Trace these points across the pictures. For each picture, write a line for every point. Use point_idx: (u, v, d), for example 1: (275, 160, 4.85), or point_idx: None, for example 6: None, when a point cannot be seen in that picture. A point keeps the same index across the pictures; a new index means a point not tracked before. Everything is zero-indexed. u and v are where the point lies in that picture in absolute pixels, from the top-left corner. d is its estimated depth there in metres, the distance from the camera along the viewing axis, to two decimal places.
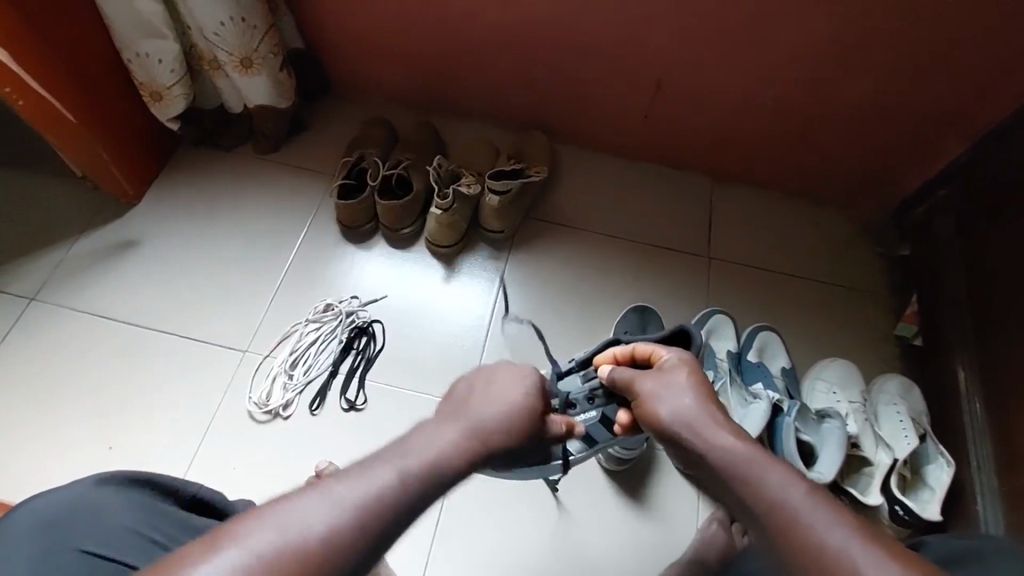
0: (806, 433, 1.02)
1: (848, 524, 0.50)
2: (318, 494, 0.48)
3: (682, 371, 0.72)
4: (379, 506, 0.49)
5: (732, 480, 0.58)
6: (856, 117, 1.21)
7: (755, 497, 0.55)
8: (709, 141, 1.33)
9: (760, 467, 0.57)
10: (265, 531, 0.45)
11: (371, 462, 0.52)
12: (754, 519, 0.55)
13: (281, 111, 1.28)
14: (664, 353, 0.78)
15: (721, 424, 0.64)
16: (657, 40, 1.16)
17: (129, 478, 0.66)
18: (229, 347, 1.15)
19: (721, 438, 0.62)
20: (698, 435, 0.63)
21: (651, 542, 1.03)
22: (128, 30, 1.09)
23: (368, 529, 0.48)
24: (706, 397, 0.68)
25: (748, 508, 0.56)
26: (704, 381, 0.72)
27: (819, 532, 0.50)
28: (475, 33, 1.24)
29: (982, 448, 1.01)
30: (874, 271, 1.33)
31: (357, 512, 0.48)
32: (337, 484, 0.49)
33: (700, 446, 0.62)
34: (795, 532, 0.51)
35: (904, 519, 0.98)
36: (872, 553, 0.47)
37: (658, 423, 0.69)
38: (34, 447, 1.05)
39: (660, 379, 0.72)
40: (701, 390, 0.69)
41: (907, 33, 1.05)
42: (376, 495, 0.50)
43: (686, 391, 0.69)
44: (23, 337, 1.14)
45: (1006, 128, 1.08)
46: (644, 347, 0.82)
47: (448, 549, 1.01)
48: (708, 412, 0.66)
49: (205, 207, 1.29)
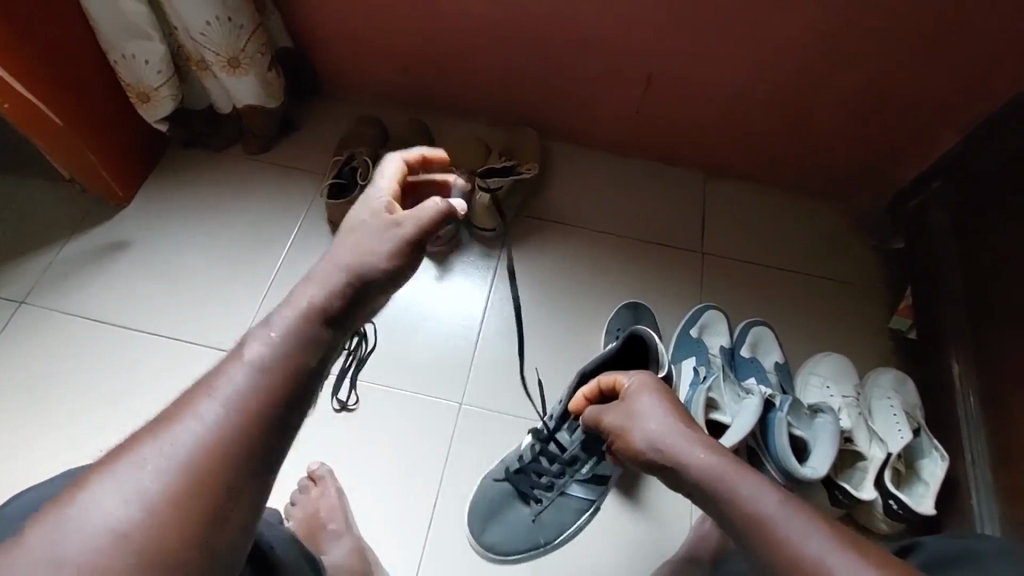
0: (799, 428, 1.01)
1: (823, 531, 0.51)
2: (209, 392, 0.48)
3: (644, 391, 0.72)
4: (254, 394, 0.49)
5: (710, 496, 0.58)
6: (849, 109, 1.20)
7: (733, 511, 0.56)
8: (701, 136, 1.32)
9: (734, 478, 0.57)
10: (157, 443, 0.46)
11: (223, 364, 0.50)
12: (735, 534, 0.56)
13: (270, 111, 1.28)
14: (627, 377, 0.77)
15: (693, 439, 0.63)
16: (647, 34, 1.16)
17: (117, 469, 0.66)
18: (219, 348, 1.15)
19: (696, 456, 0.61)
20: (677, 459, 0.62)
21: (643, 543, 1.02)
22: (113, 31, 1.08)
23: (251, 413, 0.48)
24: (674, 414, 0.68)
25: (727, 521, 0.57)
26: (668, 396, 0.71)
27: (797, 542, 0.51)
28: (464, 30, 1.23)
29: (976, 442, 1.01)
30: (869, 265, 1.32)
31: (249, 396, 0.48)
32: (212, 385, 0.49)
33: (677, 467, 0.62)
34: (775, 541, 0.52)
35: (898, 514, 0.99)
36: (848, 558, 0.49)
37: (636, 456, 0.68)
38: (26, 451, 1.04)
39: (626, 410, 0.71)
40: (666, 408, 0.69)
41: (899, 24, 1.04)
42: (260, 375, 0.49)
43: (651, 414, 0.68)
44: (12, 342, 1.13)
45: (999, 119, 1.07)
46: (608, 376, 0.82)
47: (440, 549, 1.01)
48: (679, 430, 0.65)
49: (194, 208, 1.28)
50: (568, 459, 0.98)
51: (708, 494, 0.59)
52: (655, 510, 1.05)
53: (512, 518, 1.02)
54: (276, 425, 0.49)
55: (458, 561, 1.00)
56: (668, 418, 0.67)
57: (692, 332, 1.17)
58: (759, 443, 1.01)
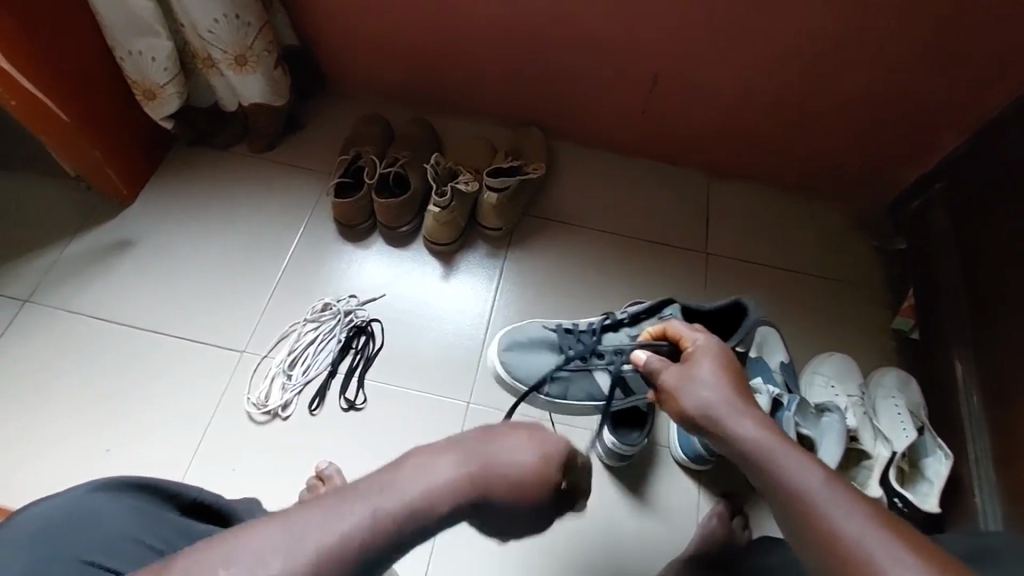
0: (806, 428, 1.01)
1: (865, 512, 0.50)
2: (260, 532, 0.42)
3: (708, 356, 0.70)
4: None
5: (753, 467, 0.59)
6: (854, 111, 1.21)
7: (776, 484, 0.56)
8: (707, 136, 1.33)
9: (776, 451, 0.57)
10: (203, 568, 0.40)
11: (333, 502, 0.43)
12: (775, 505, 0.56)
13: (277, 109, 1.27)
14: (693, 337, 0.75)
15: (746, 412, 0.63)
16: (654, 36, 1.16)
17: (131, 481, 0.63)
18: (227, 347, 1.14)
19: (743, 425, 0.61)
20: (724, 422, 0.62)
21: (653, 536, 1.03)
22: (119, 27, 1.08)
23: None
24: (731, 383, 0.66)
25: (771, 495, 0.56)
26: (732, 367, 0.69)
27: (834, 518, 0.50)
28: (472, 29, 1.23)
29: (979, 441, 1.02)
30: (871, 266, 1.33)
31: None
32: (284, 524, 0.42)
33: (724, 433, 0.62)
34: (815, 519, 0.51)
35: (903, 510, 1.01)
36: (888, 540, 0.48)
37: (684, 415, 0.67)
38: (30, 450, 1.04)
39: (683, 371, 0.69)
40: (726, 378, 0.67)
41: (904, 26, 1.05)
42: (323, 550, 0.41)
43: (705, 380, 0.67)
44: (22, 339, 1.13)
45: (1002, 122, 1.09)
46: (677, 327, 0.79)
47: (449, 551, 1.01)
48: (731, 399, 0.64)
49: (200, 207, 1.28)
50: (639, 318, 1.01)
51: (751, 465, 0.59)
52: (666, 508, 1.05)
53: (543, 356, 1.08)
54: None
55: (468, 564, 1.00)
56: (726, 386, 0.66)
57: None
58: None
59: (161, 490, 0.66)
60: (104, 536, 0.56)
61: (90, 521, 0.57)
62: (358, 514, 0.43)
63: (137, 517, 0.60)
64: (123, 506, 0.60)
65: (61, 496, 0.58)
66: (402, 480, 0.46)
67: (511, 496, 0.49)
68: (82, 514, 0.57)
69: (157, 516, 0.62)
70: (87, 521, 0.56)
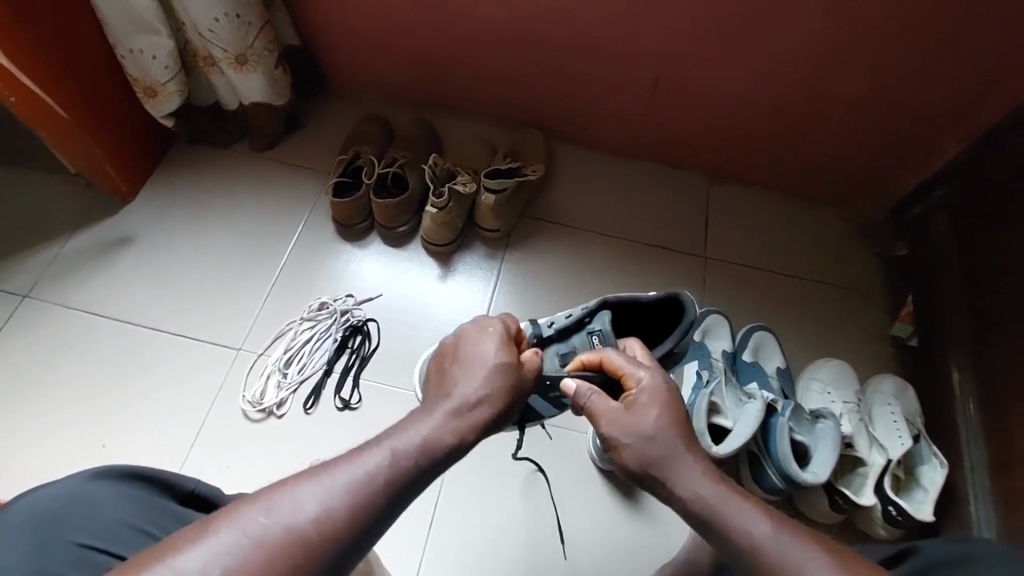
0: (800, 434, 1.01)
1: (824, 561, 0.51)
2: (310, 480, 0.50)
3: (654, 405, 0.66)
4: (358, 496, 0.50)
5: (702, 522, 0.58)
6: (853, 117, 1.21)
7: (728, 541, 0.55)
8: (706, 140, 1.33)
9: (728, 507, 0.57)
10: (264, 513, 0.47)
11: (359, 449, 0.53)
12: (731, 557, 0.55)
13: (277, 108, 1.28)
14: (637, 375, 0.69)
15: (691, 462, 0.61)
16: (654, 40, 1.16)
17: (127, 471, 0.62)
18: (223, 345, 1.15)
19: (692, 481, 0.59)
20: (673, 477, 0.60)
21: (645, 540, 1.03)
22: (121, 26, 1.08)
23: (347, 522, 0.48)
24: (677, 433, 0.63)
25: (727, 551, 0.56)
26: (678, 413, 0.66)
27: (795, 568, 0.51)
28: (472, 30, 1.24)
29: (976, 449, 1.02)
30: (871, 272, 1.32)
31: (345, 504, 0.49)
32: (332, 470, 0.51)
33: (668, 487, 0.60)
34: (775, 570, 0.52)
35: (897, 519, 0.99)
36: None
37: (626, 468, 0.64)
38: (25, 444, 1.04)
39: (629, 423, 0.64)
40: (672, 428, 0.64)
41: (904, 33, 1.05)
42: (367, 478, 0.51)
43: (651, 434, 0.63)
44: (21, 334, 1.13)
45: (1002, 129, 1.08)
46: (617, 360, 0.72)
47: (444, 543, 1.01)
48: (679, 454, 0.62)
49: (200, 204, 1.28)
50: (567, 330, 0.94)
51: (702, 523, 0.58)
52: (659, 513, 1.05)
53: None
54: (341, 552, 0.48)
55: (459, 562, 1.00)
56: (673, 434, 0.63)
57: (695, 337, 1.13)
58: (761, 447, 1.00)
59: (158, 480, 0.63)
60: (97, 525, 0.57)
61: (86, 510, 0.58)
62: (385, 454, 0.53)
63: (130, 508, 0.60)
64: (124, 498, 0.60)
65: (54, 486, 0.59)
66: (407, 428, 0.56)
67: (496, 398, 0.62)
68: (75, 502, 0.58)
69: (152, 507, 0.61)
70: (82, 509, 0.58)
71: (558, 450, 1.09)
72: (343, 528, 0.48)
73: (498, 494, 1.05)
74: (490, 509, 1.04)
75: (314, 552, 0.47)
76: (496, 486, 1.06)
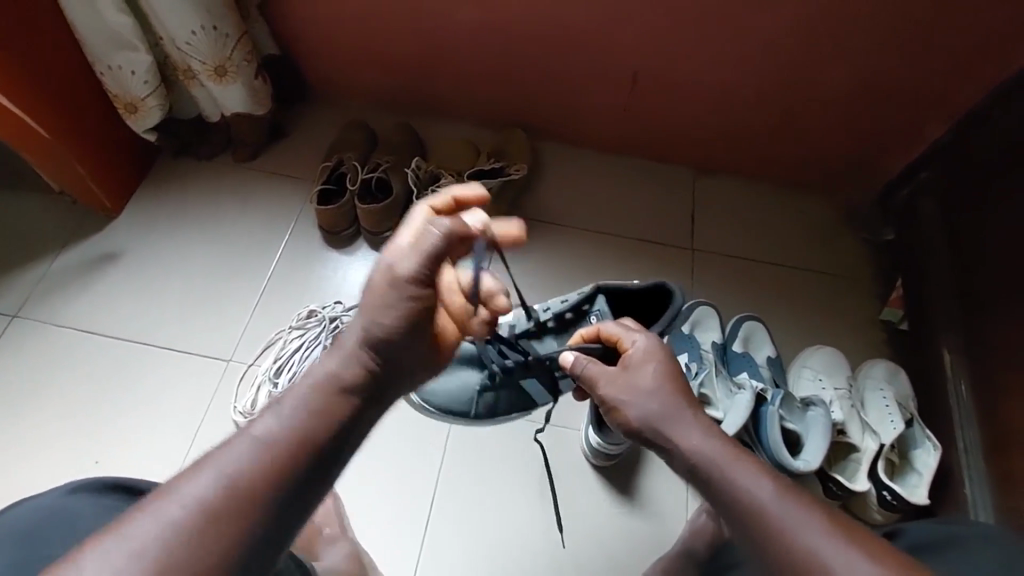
0: (791, 422, 1.01)
1: (821, 524, 0.49)
2: (199, 472, 0.47)
3: (648, 362, 0.69)
4: (258, 473, 0.47)
5: (701, 480, 0.58)
6: (834, 104, 1.21)
7: (726, 499, 0.55)
8: (690, 132, 1.33)
9: (726, 464, 0.56)
10: (150, 519, 0.44)
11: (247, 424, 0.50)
12: (729, 517, 0.54)
13: (259, 118, 1.28)
14: (631, 339, 0.73)
15: (689, 416, 0.62)
16: (631, 35, 1.16)
17: (108, 483, 0.64)
18: (214, 357, 1.15)
19: (689, 434, 0.61)
20: (671, 430, 0.62)
21: (641, 535, 1.03)
22: (99, 42, 1.08)
23: (256, 496, 0.47)
24: (673, 389, 0.65)
25: (724, 508, 0.55)
26: (672, 369, 0.68)
27: (790, 531, 0.49)
28: (450, 33, 1.24)
29: (969, 430, 1.02)
30: (860, 258, 1.32)
31: (246, 484, 0.47)
32: (223, 455, 0.48)
33: (667, 441, 0.62)
34: (772, 534, 0.50)
35: (892, 504, 0.99)
36: (839, 543, 0.48)
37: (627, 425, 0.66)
38: (16, 464, 1.04)
39: (625, 382, 0.68)
40: (667, 383, 0.66)
41: (878, 18, 1.05)
42: (263, 455, 0.48)
43: (648, 390, 0.66)
44: (10, 354, 1.13)
45: (982, 111, 1.08)
46: (611, 328, 0.76)
47: (439, 547, 1.01)
48: (675, 407, 0.63)
49: (186, 217, 1.29)
50: (564, 317, 0.96)
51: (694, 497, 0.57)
52: (655, 508, 1.05)
53: (462, 375, 0.98)
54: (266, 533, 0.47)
55: (456, 566, 1.00)
56: (667, 388, 0.65)
57: (685, 328, 1.13)
58: (752, 437, 1.01)
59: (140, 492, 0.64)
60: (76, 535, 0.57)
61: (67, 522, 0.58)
62: (275, 427, 0.50)
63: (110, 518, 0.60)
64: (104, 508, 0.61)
65: (36, 502, 0.60)
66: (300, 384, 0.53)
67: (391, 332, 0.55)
68: (55, 515, 0.59)
69: None
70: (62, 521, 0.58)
71: (552, 448, 1.09)
72: (249, 510, 0.46)
73: (494, 496, 1.05)
74: (485, 511, 1.04)
75: (230, 530, 0.45)
76: (490, 487, 1.06)
